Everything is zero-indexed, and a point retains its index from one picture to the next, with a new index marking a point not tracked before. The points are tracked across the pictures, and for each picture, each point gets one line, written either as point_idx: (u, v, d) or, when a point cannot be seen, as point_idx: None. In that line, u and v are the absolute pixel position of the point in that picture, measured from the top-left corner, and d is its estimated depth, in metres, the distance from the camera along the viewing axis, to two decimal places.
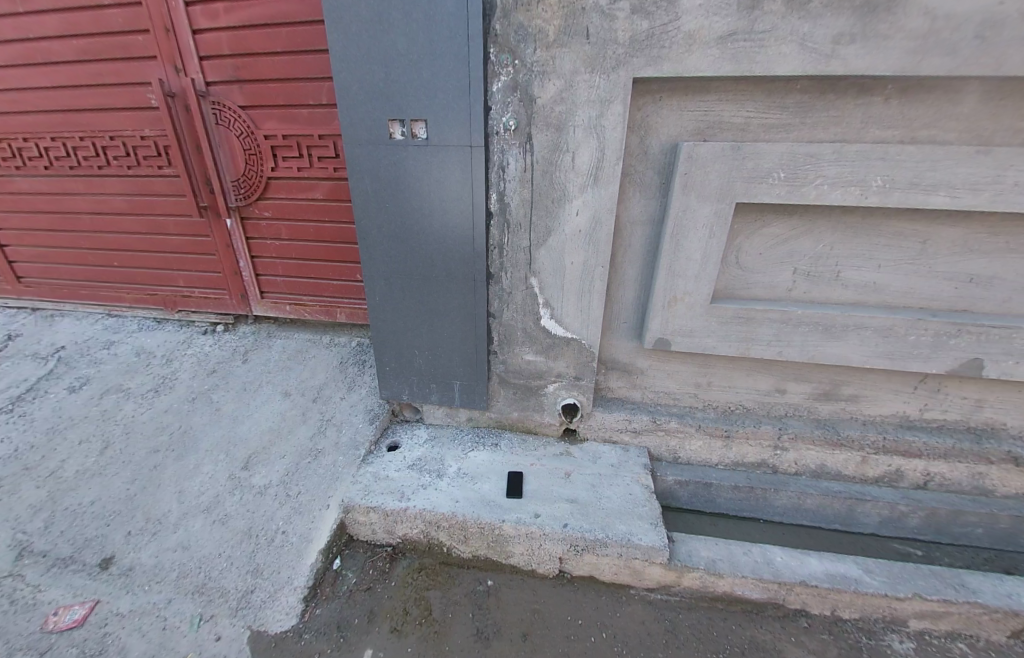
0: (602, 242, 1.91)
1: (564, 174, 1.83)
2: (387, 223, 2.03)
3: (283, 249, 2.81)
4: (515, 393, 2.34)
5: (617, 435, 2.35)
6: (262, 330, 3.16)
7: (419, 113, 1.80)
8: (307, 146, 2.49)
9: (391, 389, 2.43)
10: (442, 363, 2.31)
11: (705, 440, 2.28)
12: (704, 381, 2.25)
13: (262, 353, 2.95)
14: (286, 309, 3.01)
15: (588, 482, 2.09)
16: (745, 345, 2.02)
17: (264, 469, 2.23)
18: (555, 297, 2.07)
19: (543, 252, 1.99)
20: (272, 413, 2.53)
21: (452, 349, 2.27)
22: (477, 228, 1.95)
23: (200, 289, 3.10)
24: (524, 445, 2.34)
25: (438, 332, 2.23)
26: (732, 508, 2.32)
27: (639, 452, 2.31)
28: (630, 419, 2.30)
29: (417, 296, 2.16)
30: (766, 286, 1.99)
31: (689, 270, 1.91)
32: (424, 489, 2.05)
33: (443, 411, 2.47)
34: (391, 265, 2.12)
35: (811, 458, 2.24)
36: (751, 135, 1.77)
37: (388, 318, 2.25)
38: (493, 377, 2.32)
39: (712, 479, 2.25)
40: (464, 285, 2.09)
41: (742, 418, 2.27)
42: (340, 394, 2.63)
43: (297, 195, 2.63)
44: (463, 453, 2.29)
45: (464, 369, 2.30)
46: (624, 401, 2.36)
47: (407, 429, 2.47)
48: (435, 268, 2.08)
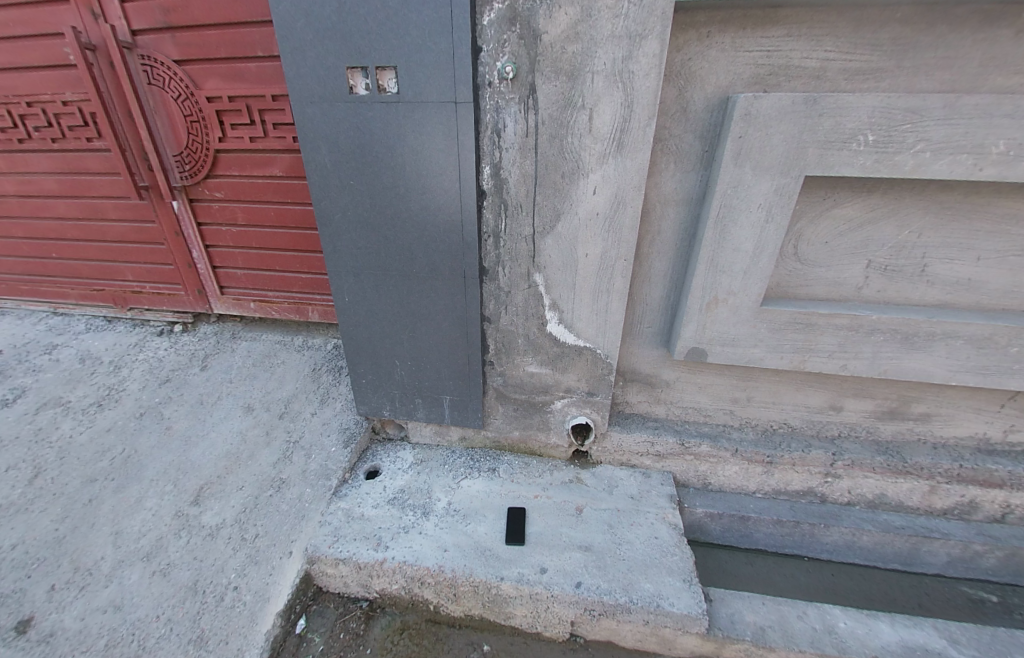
0: (625, 228, 1.49)
1: (577, 140, 1.40)
2: (353, 206, 1.61)
3: (241, 237, 2.38)
4: (515, 410, 1.97)
5: (636, 458, 1.99)
6: (225, 330, 2.75)
7: (386, 58, 1.36)
8: (259, 111, 2.03)
9: (369, 405, 2.07)
10: (428, 375, 1.93)
11: (741, 466, 1.91)
12: (742, 397, 1.87)
13: (223, 358, 2.54)
14: (249, 306, 2.59)
15: (603, 522, 1.74)
16: (801, 357, 1.62)
17: (217, 504, 1.88)
18: (564, 298, 1.66)
19: (550, 241, 1.57)
20: (231, 433, 2.14)
21: (439, 361, 1.88)
22: (466, 211, 1.53)
23: (151, 283, 2.67)
24: (526, 472, 1.99)
25: (421, 342, 1.84)
26: (772, 545, 1.95)
27: (662, 480, 1.95)
28: (652, 442, 1.93)
29: (394, 297, 1.76)
30: (830, 284, 1.58)
31: (737, 264, 1.49)
32: (406, 532, 1.70)
33: (431, 429, 2.12)
34: (360, 259, 1.71)
35: (868, 487, 1.88)
36: (826, 84, 1.33)
37: (361, 324, 1.86)
38: (490, 392, 1.95)
39: (750, 512, 1.89)
40: (451, 284, 1.68)
41: (786, 441, 1.90)
42: (311, 409, 2.23)
43: (252, 171, 2.19)
44: (454, 482, 1.93)
45: (455, 383, 1.92)
46: (645, 419, 1.99)
47: (389, 451, 2.11)
48: (416, 263, 1.67)
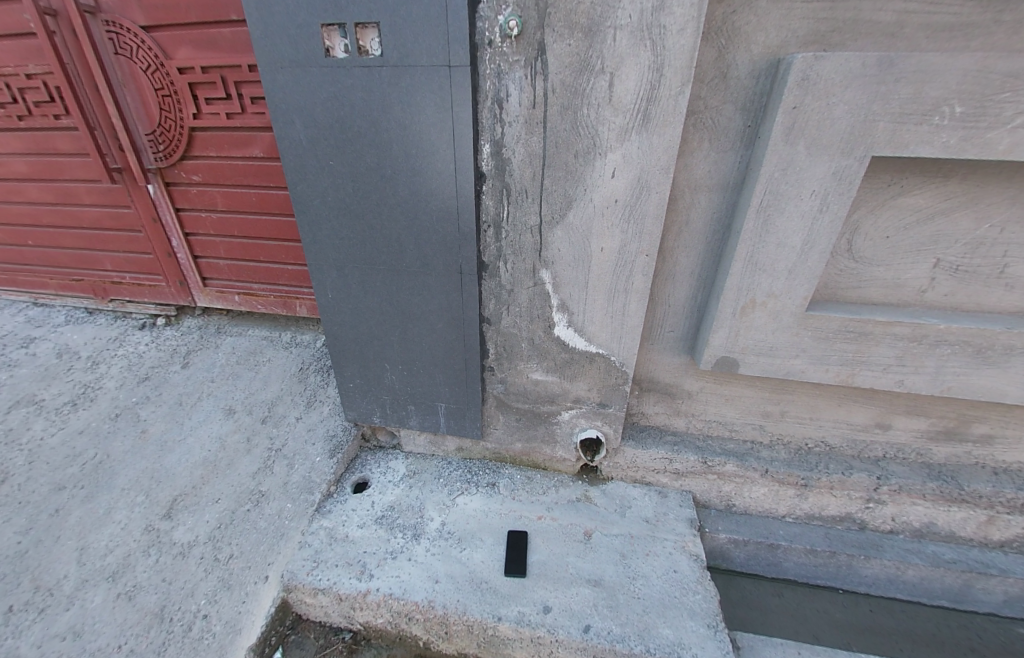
0: (649, 218, 1.26)
1: (594, 112, 1.17)
2: (334, 190, 1.40)
3: (222, 225, 2.19)
4: (518, 420, 1.77)
5: (651, 475, 1.79)
6: (211, 324, 2.58)
7: (367, 13, 1.14)
8: (235, 84, 1.82)
9: (358, 411, 1.89)
10: (421, 381, 1.73)
11: (770, 488, 1.70)
12: (774, 412, 1.66)
13: (206, 355, 2.37)
14: (234, 299, 2.41)
15: (613, 551, 1.55)
16: (849, 370, 1.39)
17: (190, 519, 1.71)
18: (574, 298, 1.44)
19: (559, 232, 1.34)
20: (209, 438, 1.98)
21: (433, 366, 1.68)
22: (462, 197, 1.32)
23: (131, 274, 2.50)
24: (529, 488, 1.80)
25: (413, 345, 1.65)
26: (803, 576, 1.75)
27: (680, 501, 1.76)
28: (671, 459, 1.72)
29: (382, 294, 1.56)
30: (887, 286, 1.35)
31: (781, 262, 1.26)
32: (393, 558, 1.53)
33: (425, 439, 1.94)
34: (343, 251, 1.51)
35: (914, 515, 1.66)
36: (901, 44, 1.09)
37: (346, 323, 1.66)
38: (489, 400, 1.75)
39: (779, 540, 1.68)
40: (446, 281, 1.48)
41: (823, 461, 1.68)
42: (296, 413, 2.05)
43: (231, 152, 1.99)
44: (449, 499, 1.76)
45: (451, 390, 1.73)
46: (662, 432, 1.78)
47: (379, 461, 1.94)
48: (405, 257, 1.46)
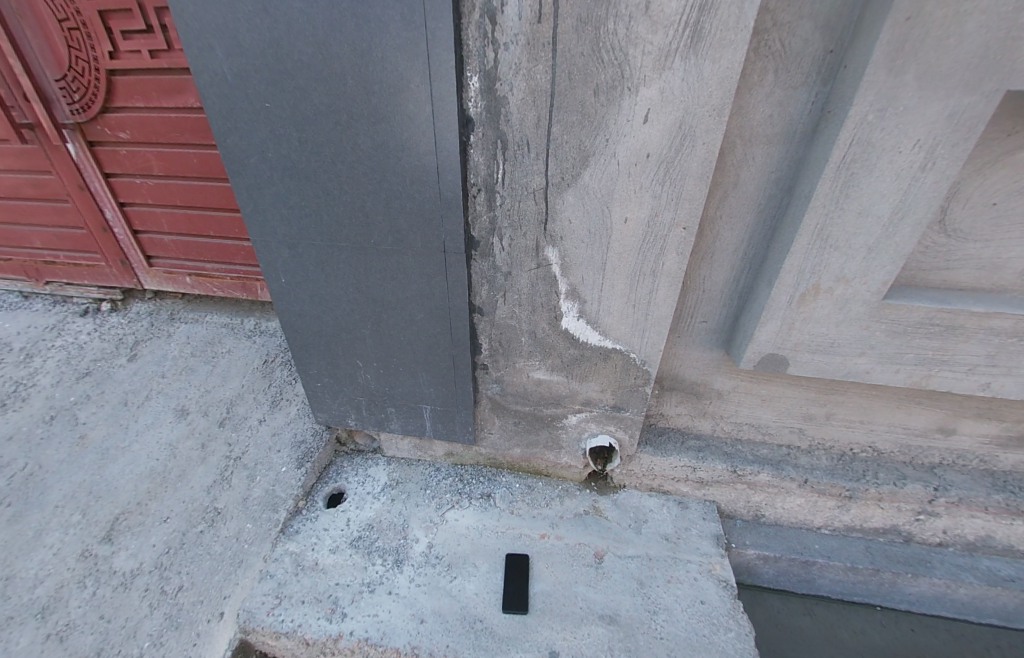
0: (691, 178, 0.96)
1: (626, 25, 0.83)
2: (274, 144, 1.07)
3: (161, 193, 1.85)
4: (516, 424, 1.51)
5: (670, 484, 1.56)
6: (163, 309, 2.26)
7: None
8: (154, 11, 1.45)
9: (330, 413, 1.62)
10: (401, 380, 1.46)
11: (808, 499, 1.47)
12: (819, 414, 1.41)
13: (157, 346, 2.07)
14: (185, 281, 2.09)
15: (629, 579, 1.34)
16: (925, 371, 1.13)
17: (133, 544, 1.45)
18: (587, 283, 1.15)
19: (572, 197, 1.03)
20: (160, 444, 1.70)
21: (414, 364, 1.40)
22: (442, 152, 0.99)
23: (65, 251, 2.16)
24: (530, 500, 1.57)
25: (389, 341, 1.36)
26: (838, 594, 1.55)
27: (703, 512, 1.53)
28: (694, 467, 1.48)
29: (348, 278, 1.25)
30: (984, 268, 1.06)
31: (861, 237, 0.97)
32: (371, 592, 1.30)
33: (409, 443, 1.68)
34: (294, 225, 1.19)
35: (970, 528, 1.45)
36: None
37: (307, 314, 1.37)
38: (483, 401, 1.48)
39: (816, 557, 1.47)
40: (425, 263, 1.17)
41: (871, 470, 1.44)
42: (259, 413, 1.78)
43: (161, 102, 1.63)
44: (437, 514, 1.52)
45: (436, 390, 1.46)
46: (684, 436, 1.53)
47: (357, 468, 1.69)
48: (373, 232, 1.15)
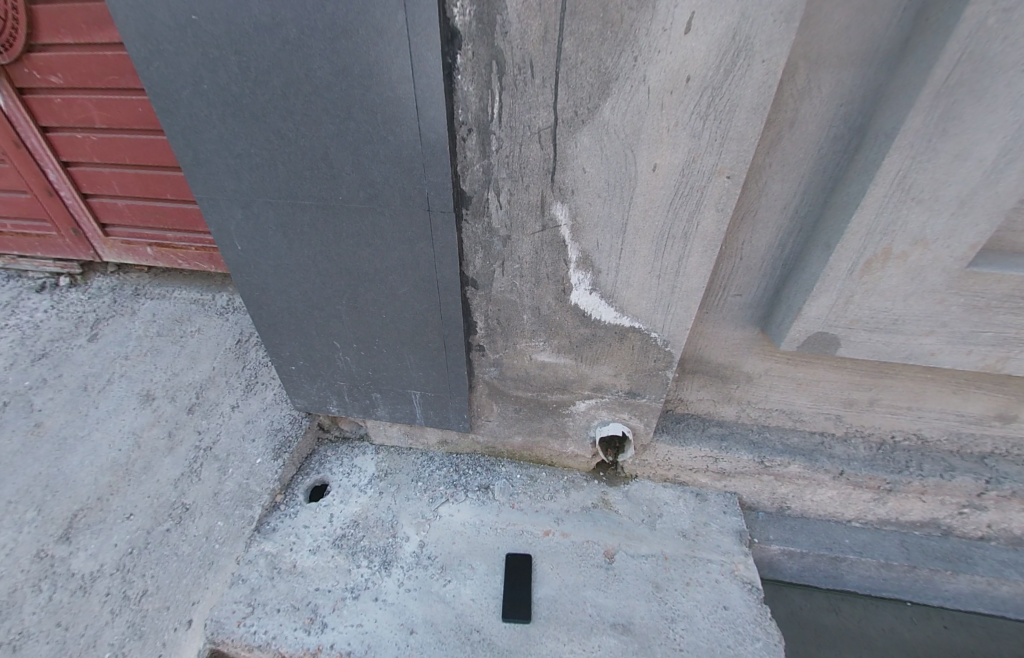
0: (742, 110, 0.74)
1: None
2: (208, 71, 0.84)
3: (107, 149, 1.64)
4: (517, 410, 1.35)
5: (687, 474, 1.41)
6: (127, 284, 2.07)
7: None
8: None
9: (308, 398, 1.45)
10: (385, 362, 1.28)
11: (841, 491, 1.32)
12: (861, 399, 1.24)
13: (119, 325, 1.89)
14: (147, 252, 1.91)
15: (643, 581, 1.20)
16: (1003, 353, 0.95)
17: (92, 544, 1.30)
18: (603, 248, 0.95)
19: (586, 138, 0.82)
20: (122, 433, 1.55)
21: (398, 345, 1.22)
22: (421, 77, 0.78)
23: (13, 220, 1.95)
24: (532, 493, 1.42)
25: (368, 318, 1.17)
26: (867, 589, 1.42)
27: (724, 504, 1.39)
28: (716, 457, 1.33)
29: (316, 243, 1.05)
30: None
31: (952, 187, 0.77)
32: (354, 599, 1.16)
33: (399, 430, 1.53)
34: (246, 178, 0.98)
35: (1019, 522, 1.31)
36: None
37: (272, 288, 1.17)
38: (479, 386, 1.31)
39: (847, 553, 1.33)
40: (406, 224, 0.97)
41: (915, 460, 1.28)
42: (232, 398, 1.62)
43: (92, 36, 1.41)
44: (429, 509, 1.37)
45: (426, 374, 1.28)
46: (704, 422, 1.37)
47: (341, 457, 1.54)
48: (341, 186, 0.94)
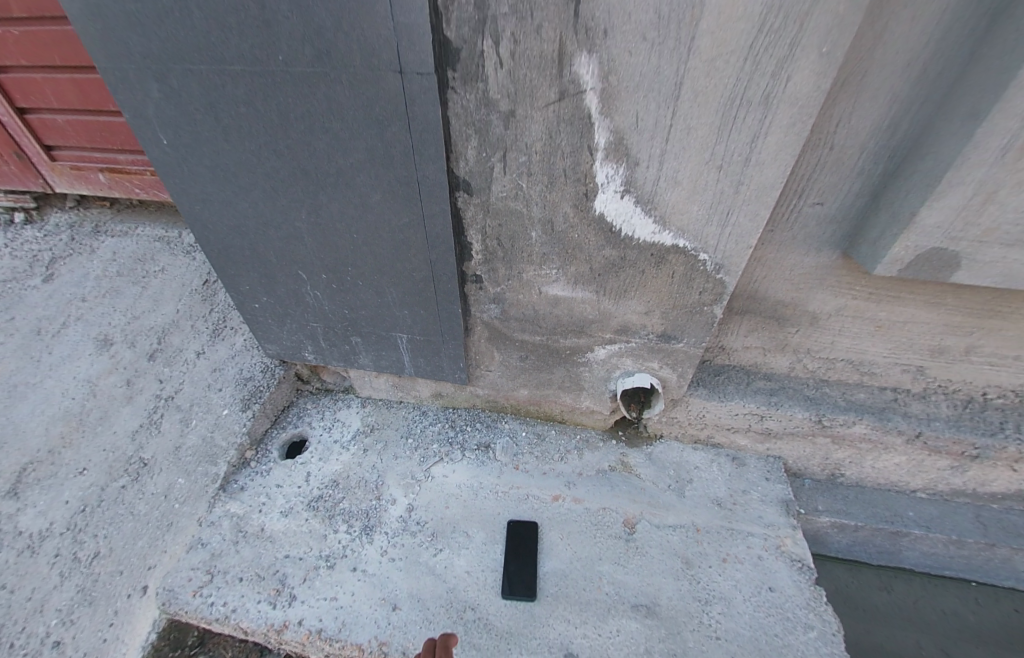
0: None
1: None
2: None
3: (32, 45, 1.42)
4: (523, 357, 1.13)
5: (723, 435, 1.19)
6: (87, 220, 1.84)
7: None
8: None
9: (281, 343, 1.25)
10: (363, 298, 1.05)
11: (912, 457, 1.10)
12: (955, 347, 0.99)
13: (78, 264, 1.69)
14: (98, 181, 1.68)
15: (669, 555, 1.01)
16: None
17: (41, 500, 1.15)
18: (644, 127, 0.68)
19: None
20: (78, 381, 1.38)
21: (375, 275, 0.98)
22: None
23: None
24: (540, 453, 1.23)
25: (336, 239, 0.93)
26: (927, 567, 1.23)
27: (766, 468, 1.18)
28: (762, 415, 1.11)
29: (260, 133, 0.80)
30: None
31: None
32: (330, 569, 1.00)
33: (387, 381, 1.33)
34: (152, 32, 0.71)
35: None
36: None
37: (215, 199, 0.93)
38: (478, 328, 1.08)
39: (911, 527, 1.13)
40: (372, 97, 0.70)
41: (1012, 422, 1.04)
42: (198, 344, 1.43)
43: None
44: (419, 470, 1.19)
45: (413, 313, 1.05)
46: (748, 374, 1.14)
47: (322, 410, 1.37)
48: (279, 38, 0.67)
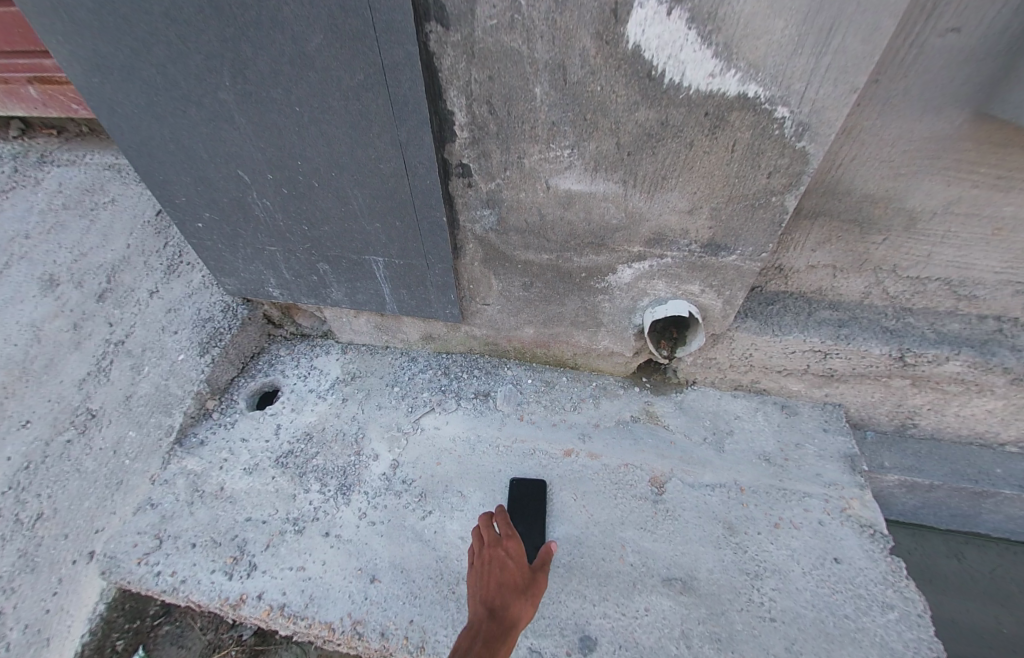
0: None
1: None
2: None
3: None
4: (527, 285, 0.91)
5: (771, 379, 0.98)
6: (32, 149, 1.62)
7: None
8: None
9: (240, 276, 1.05)
10: (323, 207, 0.83)
11: (1012, 403, 0.88)
12: None
13: (21, 198, 1.48)
14: (30, 95, 1.49)
15: (707, 520, 0.83)
16: None
17: None
18: None
19: None
20: (18, 325, 1.20)
21: (331, 169, 0.76)
22: None
23: None
24: (549, 402, 1.03)
25: (273, 117, 0.70)
26: (1008, 532, 1.04)
27: (823, 417, 0.97)
28: (826, 353, 0.89)
29: None
30: None
31: None
32: (297, 536, 0.84)
33: (368, 322, 1.13)
34: None
35: None
36: None
37: (108, 66, 0.69)
38: (469, 247, 0.86)
39: (1002, 487, 0.93)
40: None
41: None
42: (153, 284, 1.24)
43: None
44: (406, 421, 1.01)
45: (386, 225, 0.83)
46: (809, 304, 0.91)
47: (297, 357, 1.18)
48: None
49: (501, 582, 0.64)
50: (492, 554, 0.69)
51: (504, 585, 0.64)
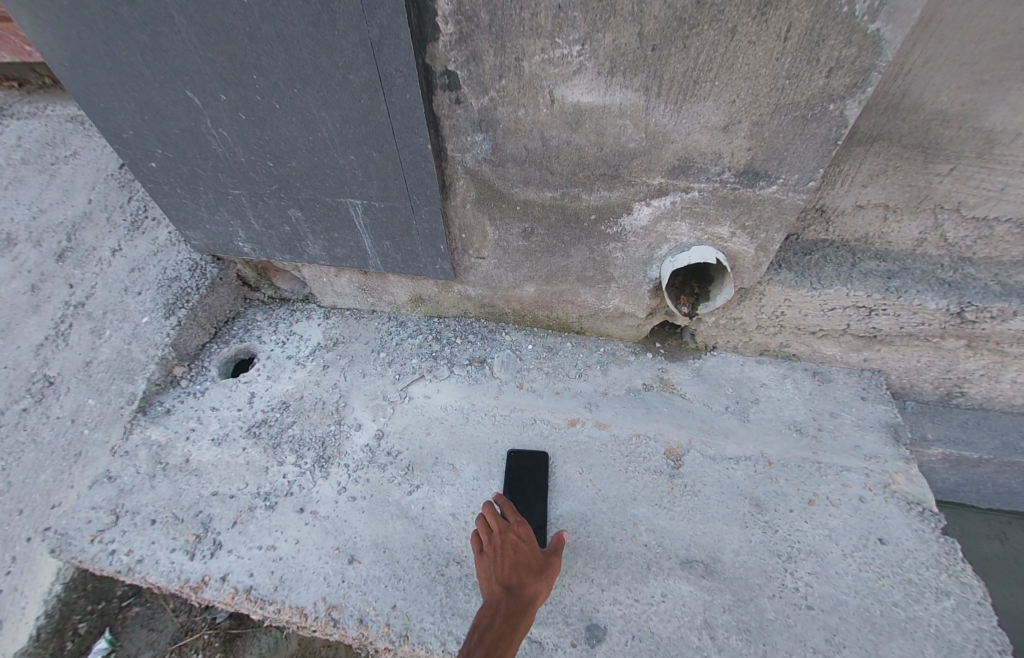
0: None
1: None
2: None
3: None
4: (527, 232, 0.79)
5: (802, 342, 0.87)
6: None
7: None
8: None
9: (207, 228, 0.94)
10: (288, 137, 0.71)
11: None
12: None
13: None
14: None
15: (732, 496, 0.73)
16: None
17: None
18: None
19: None
20: None
21: (292, 84, 0.63)
22: None
23: None
24: (551, 369, 0.93)
25: (217, 13, 0.57)
26: None
27: (860, 384, 0.86)
28: (871, 310, 0.77)
29: None
30: None
31: None
32: (268, 513, 0.75)
33: (351, 282, 1.02)
34: None
35: None
36: None
37: None
38: (461, 185, 0.74)
39: None
40: None
41: None
42: (115, 242, 1.13)
43: None
44: (393, 389, 0.91)
45: (363, 158, 0.71)
46: (851, 254, 0.80)
47: (276, 321, 1.08)
48: None
49: (516, 561, 0.57)
50: (503, 537, 0.61)
51: (520, 564, 0.57)
